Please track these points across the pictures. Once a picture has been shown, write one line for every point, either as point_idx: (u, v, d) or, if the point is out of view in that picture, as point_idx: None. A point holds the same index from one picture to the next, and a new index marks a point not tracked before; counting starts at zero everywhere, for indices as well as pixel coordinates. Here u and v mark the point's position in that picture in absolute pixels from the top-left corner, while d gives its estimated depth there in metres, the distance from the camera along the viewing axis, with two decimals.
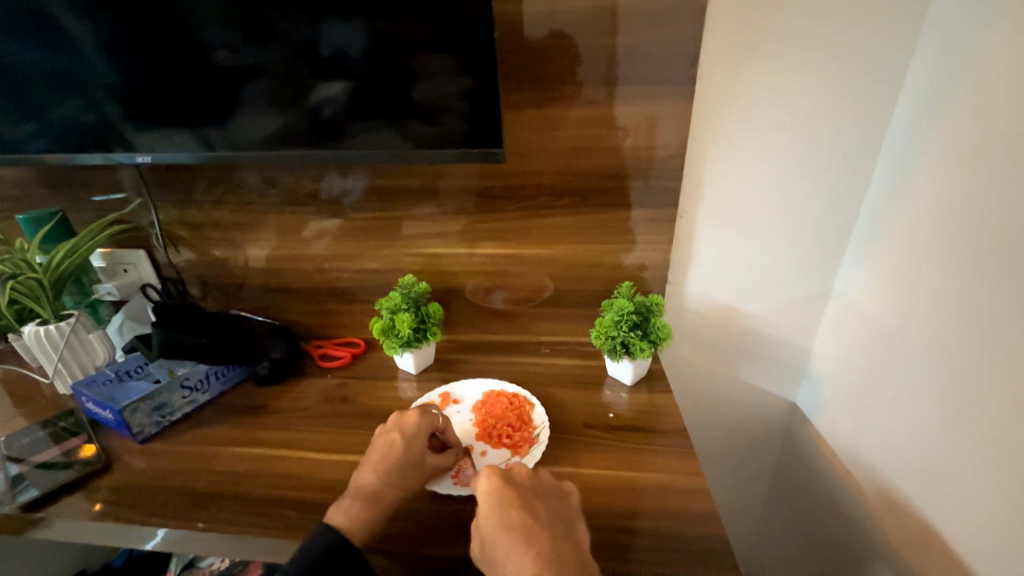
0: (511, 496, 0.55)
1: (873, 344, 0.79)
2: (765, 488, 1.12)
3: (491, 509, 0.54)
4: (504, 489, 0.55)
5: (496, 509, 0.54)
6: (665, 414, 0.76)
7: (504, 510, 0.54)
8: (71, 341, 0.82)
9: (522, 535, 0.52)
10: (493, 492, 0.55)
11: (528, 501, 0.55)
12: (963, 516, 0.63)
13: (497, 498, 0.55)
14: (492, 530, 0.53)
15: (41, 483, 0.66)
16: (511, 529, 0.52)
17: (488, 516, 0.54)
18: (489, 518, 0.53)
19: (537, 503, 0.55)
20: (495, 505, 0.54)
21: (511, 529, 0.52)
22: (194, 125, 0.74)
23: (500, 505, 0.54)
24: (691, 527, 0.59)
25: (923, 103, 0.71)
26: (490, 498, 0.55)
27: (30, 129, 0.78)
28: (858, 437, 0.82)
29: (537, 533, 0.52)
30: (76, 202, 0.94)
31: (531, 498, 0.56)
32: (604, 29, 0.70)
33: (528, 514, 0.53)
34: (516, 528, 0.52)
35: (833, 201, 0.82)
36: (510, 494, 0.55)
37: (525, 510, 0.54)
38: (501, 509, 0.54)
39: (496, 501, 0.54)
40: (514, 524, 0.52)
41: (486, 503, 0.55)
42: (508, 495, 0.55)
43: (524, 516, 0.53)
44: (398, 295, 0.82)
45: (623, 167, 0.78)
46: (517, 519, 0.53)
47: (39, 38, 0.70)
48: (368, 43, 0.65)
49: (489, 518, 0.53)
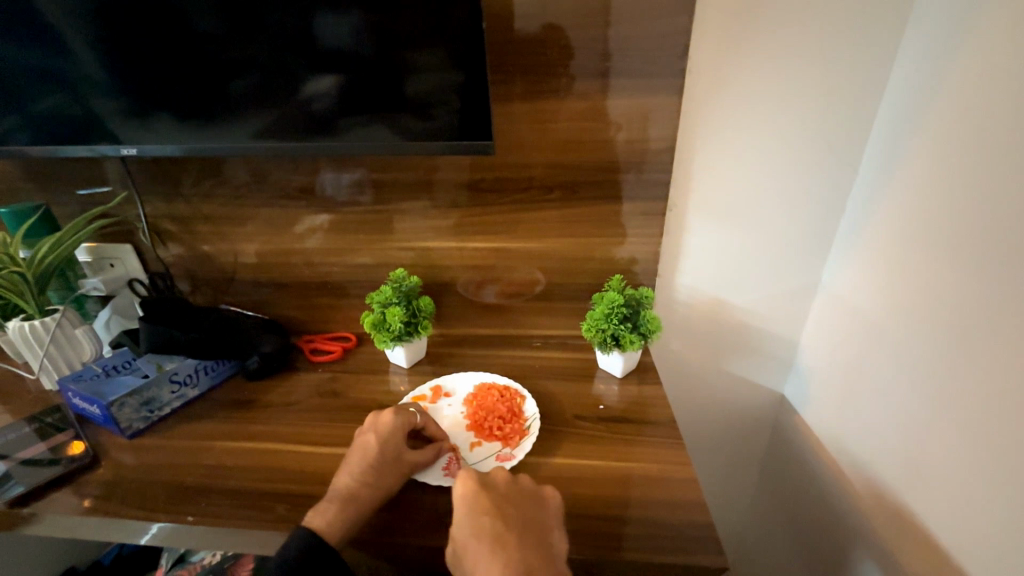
0: (485, 501, 0.55)
1: (861, 336, 0.80)
2: (754, 478, 1.14)
3: (465, 514, 0.54)
4: (478, 495, 0.56)
5: (468, 513, 0.54)
6: (655, 405, 0.77)
7: (478, 515, 0.54)
8: (57, 336, 0.81)
9: (493, 542, 0.52)
10: (466, 499, 0.56)
11: (501, 506, 0.56)
12: (943, 505, 0.64)
13: (470, 503, 0.55)
14: (463, 535, 0.53)
15: (27, 479, 0.66)
16: (483, 535, 0.53)
17: (461, 521, 0.54)
18: (462, 524, 0.54)
19: (508, 511, 0.55)
20: (468, 507, 0.55)
21: (485, 535, 0.53)
22: (181, 118, 0.73)
23: (474, 510, 0.55)
24: (678, 515, 0.60)
25: (909, 98, 0.71)
26: (465, 501, 0.55)
27: (12, 120, 0.76)
28: (845, 428, 0.83)
29: (507, 541, 0.53)
30: (62, 196, 0.92)
31: (502, 503, 0.56)
32: (595, 22, 0.70)
33: (499, 521, 0.54)
34: (489, 535, 0.53)
35: (823, 194, 0.83)
36: (483, 499, 0.56)
37: (498, 515, 0.54)
38: (474, 514, 0.54)
39: (470, 506, 0.55)
40: (486, 530, 0.53)
41: (460, 507, 0.55)
42: (482, 500, 0.55)
43: (496, 523, 0.54)
44: (389, 289, 0.82)
45: (613, 160, 0.78)
46: (489, 526, 0.53)
47: (21, 29, 0.68)
48: (358, 34, 0.64)
49: (460, 524, 0.54)
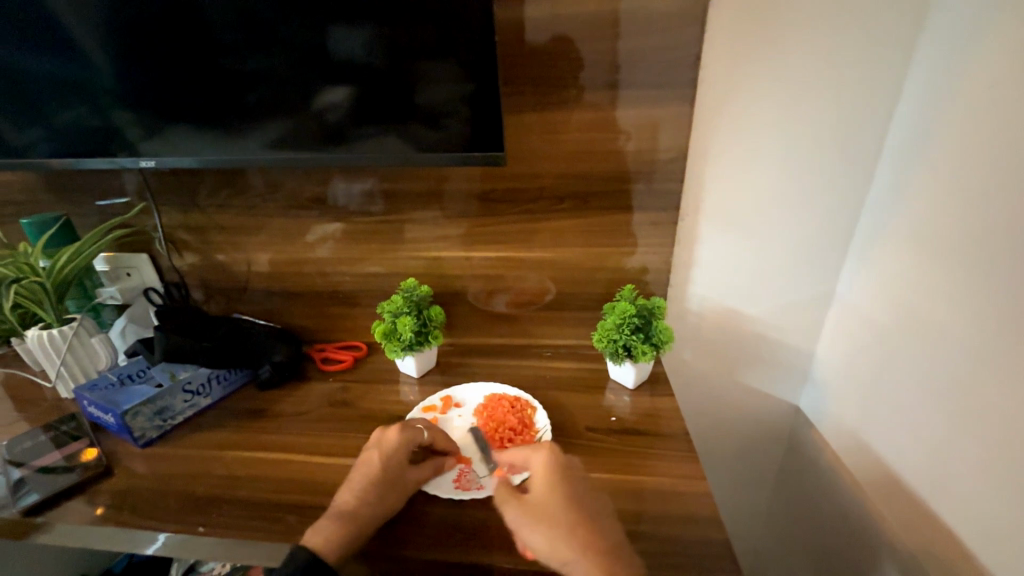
0: (571, 476, 0.58)
1: (877, 346, 0.78)
2: (769, 491, 1.11)
3: (553, 483, 0.57)
4: (563, 468, 0.58)
5: (553, 482, 0.57)
6: (668, 417, 0.76)
7: (564, 487, 0.57)
8: (73, 345, 0.83)
9: (578, 512, 0.55)
10: (552, 468, 0.58)
11: (582, 483, 0.58)
12: (969, 521, 0.63)
13: (558, 475, 0.58)
14: (545, 498, 0.56)
15: (41, 488, 0.66)
16: (570, 506, 0.55)
17: (549, 488, 0.56)
18: (549, 491, 0.56)
19: (587, 489, 0.58)
20: (554, 477, 0.57)
21: (570, 505, 0.55)
22: (198, 130, 0.75)
23: (559, 480, 0.57)
24: (694, 530, 0.59)
25: (924, 106, 0.71)
26: (552, 469, 0.58)
27: (36, 133, 0.78)
28: (864, 441, 0.81)
29: (590, 514, 0.55)
30: (81, 207, 0.94)
31: (583, 481, 0.59)
32: (605, 33, 0.70)
33: (579, 498, 0.56)
34: (574, 506, 0.55)
35: (837, 203, 0.82)
36: (568, 473, 0.58)
37: (578, 493, 0.57)
38: (561, 485, 0.57)
39: (558, 477, 0.57)
40: (573, 501, 0.56)
41: (545, 474, 0.58)
42: (566, 474, 0.58)
43: (580, 497, 0.57)
44: (400, 299, 0.82)
45: (624, 170, 0.78)
46: (575, 498, 0.56)
47: (47, 46, 0.70)
48: (371, 48, 0.65)
49: (546, 491, 0.56)
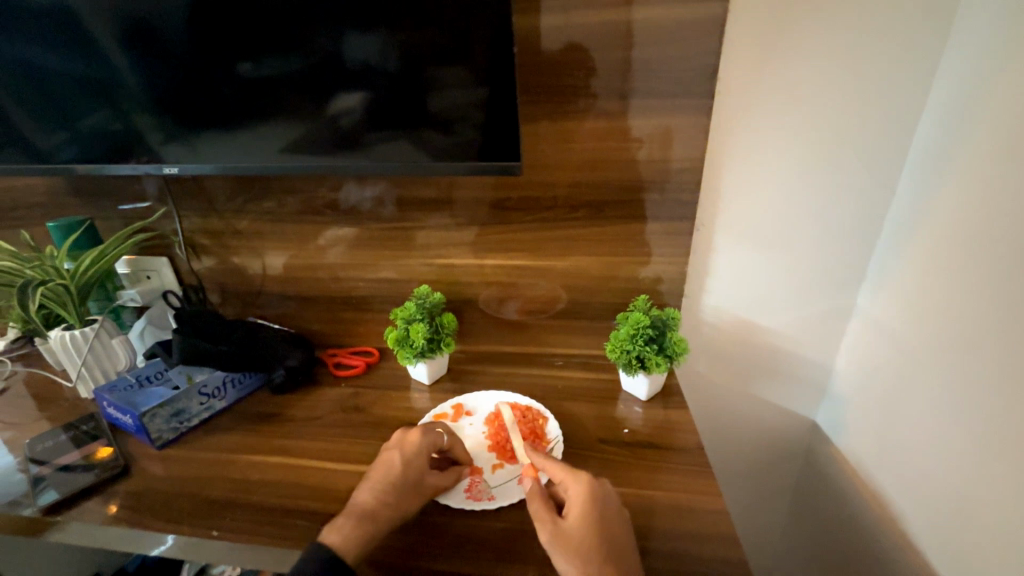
0: (608, 511, 0.56)
1: (897, 360, 0.77)
2: (785, 507, 1.08)
3: (590, 518, 0.55)
4: (601, 501, 0.56)
5: (590, 517, 0.55)
6: (681, 430, 0.75)
7: (601, 521, 0.55)
8: (94, 346, 0.84)
9: (613, 549, 0.53)
10: (590, 502, 0.56)
11: (619, 518, 0.56)
12: (987, 543, 0.61)
13: (597, 509, 0.55)
14: (582, 534, 0.54)
15: (60, 486, 0.68)
16: (607, 544, 0.53)
17: (587, 523, 0.54)
18: (586, 525, 0.54)
19: (623, 523, 0.56)
20: (591, 511, 0.55)
21: (605, 542, 0.53)
22: (217, 135, 0.76)
23: (595, 515, 0.55)
24: (708, 548, 0.58)
25: (949, 115, 0.69)
26: (589, 504, 0.56)
27: (63, 138, 0.80)
28: (881, 458, 0.79)
29: (625, 553, 0.53)
30: (104, 210, 0.97)
31: (620, 515, 0.57)
32: (620, 42, 0.70)
33: (615, 532, 0.55)
34: (609, 543, 0.53)
35: (857, 214, 0.80)
36: (606, 506, 0.56)
37: (613, 527, 0.55)
38: (598, 519, 0.55)
39: (596, 511, 0.55)
40: (610, 538, 0.54)
41: (582, 508, 0.55)
42: (603, 508, 0.56)
43: (616, 534, 0.54)
44: (413, 305, 0.82)
45: (638, 179, 0.78)
46: (612, 535, 0.54)
47: (76, 54, 0.73)
48: (386, 55, 0.66)
49: (582, 524, 0.54)
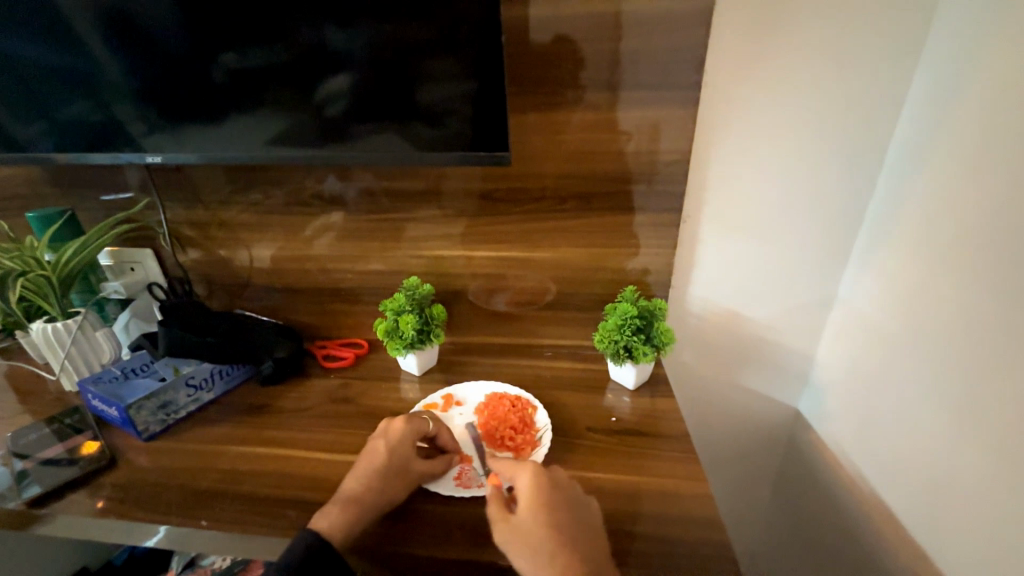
0: (557, 499, 0.55)
1: (877, 349, 0.79)
2: (769, 493, 1.11)
3: (537, 509, 0.54)
4: (548, 491, 0.56)
5: (537, 506, 0.54)
6: (667, 418, 0.76)
7: (549, 511, 0.54)
8: (78, 338, 0.83)
9: (565, 538, 0.53)
10: (536, 491, 0.56)
11: (571, 504, 0.56)
12: (963, 525, 0.63)
13: (544, 498, 0.55)
14: (532, 526, 0.53)
15: (44, 480, 0.67)
16: (557, 533, 0.53)
17: (535, 515, 0.54)
18: (535, 517, 0.54)
19: (576, 511, 0.56)
20: (538, 500, 0.55)
21: (555, 530, 0.53)
22: (202, 125, 0.75)
23: (543, 504, 0.55)
24: (691, 532, 0.59)
25: (928, 109, 0.71)
26: (535, 493, 0.55)
27: (41, 127, 0.79)
28: (861, 444, 0.82)
29: (579, 540, 0.53)
30: (85, 201, 0.95)
31: (572, 502, 0.56)
32: (608, 34, 0.70)
33: (567, 520, 0.54)
34: (560, 532, 0.53)
35: (839, 206, 0.82)
36: (554, 496, 0.56)
37: (565, 514, 0.55)
38: (547, 509, 0.54)
39: (543, 501, 0.55)
40: (560, 527, 0.53)
41: (530, 498, 0.55)
42: (551, 495, 0.56)
43: (568, 521, 0.54)
44: (402, 297, 0.82)
45: (626, 171, 0.78)
46: (564, 523, 0.54)
47: (53, 40, 0.71)
48: (373, 45, 0.65)
49: (531, 516, 0.54)
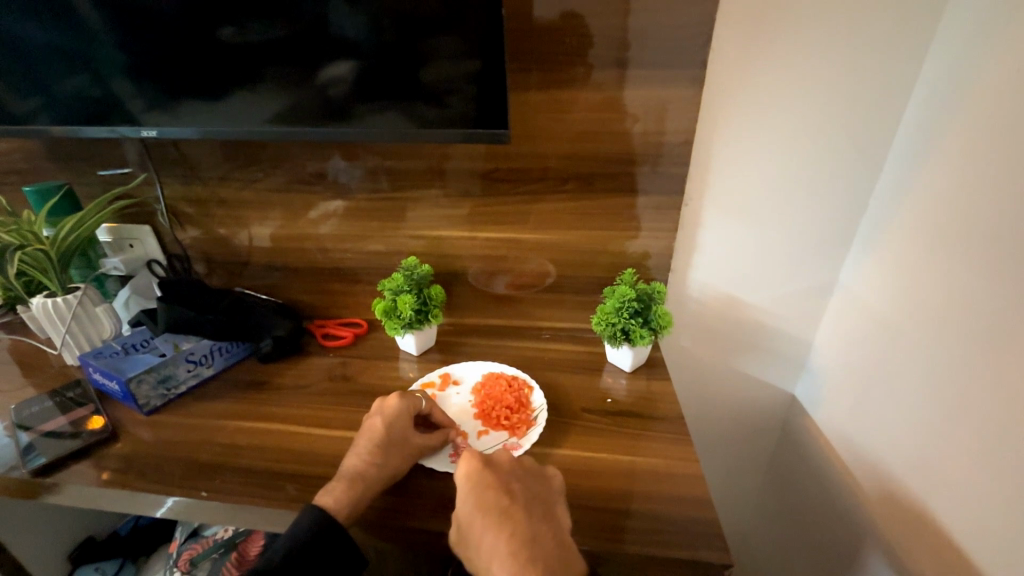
0: (490, 479, 0.57)
1: (875, 337, 0.79)
2: (761, 477, 1.13)
3: (469, 491, 0.56)
4: (482, 473, 0.57)
5: (472, 490, 0.56)
6: (663, 401, 0.77)
7: (482, 491, 0.56)
8: (78, 313, 0.84)
9: (501, 515, 0.54)
10: (470, 476, 0.57)
11: (506, 483, 0.57)
12: (953, 512, 0.64)
13: (475, 480, 0.57)
14: (469, 509, 0.55)
15: (49, 450, 0.68)
16: (488, 510, 0.55)
17: (466, 498, 0.56)
18: (467, 500, 0.55)
19: (515, 485, 0.57)
20: (472, 485, 0.56)
21: (489, 510, 0.55)
22: (198, 102, 0.74)
23: (477, 487, 0.56)
24: (683, 512, 0.60)
25: (938, 94, 0.69)
26: (469, 479, 0.57)
27: (37, 102, 0.78)
28: (855, 431, 0.83)
29: (512, 513, 0.55)
30: (83, 176, 0.94)
31: (509, 479, 0.58)
32: (616, 9, 0.68)
33: (504, 496, 0.56)
34: (494, 508, 0.55)
35: (843, 193, 0.81)
36: (489, 477, 0.57)
37: (502, 491, 0.56)
38: (480, 490, 0.56)
39: (476, 484, 0.56)
40: (491, 506, 0.55)
41: (465, 485, 0.57)
42: (486, 477, 0.57)
43: (501, 497, 0.55)
44: (401, 277, 0.82)
45: (630, 152, 0.77)
46: (494, 501, 0.55)
47: (48, 11, 0.69)
48: (374, 22, 0.64)
49: (468, 501, 0.55)
